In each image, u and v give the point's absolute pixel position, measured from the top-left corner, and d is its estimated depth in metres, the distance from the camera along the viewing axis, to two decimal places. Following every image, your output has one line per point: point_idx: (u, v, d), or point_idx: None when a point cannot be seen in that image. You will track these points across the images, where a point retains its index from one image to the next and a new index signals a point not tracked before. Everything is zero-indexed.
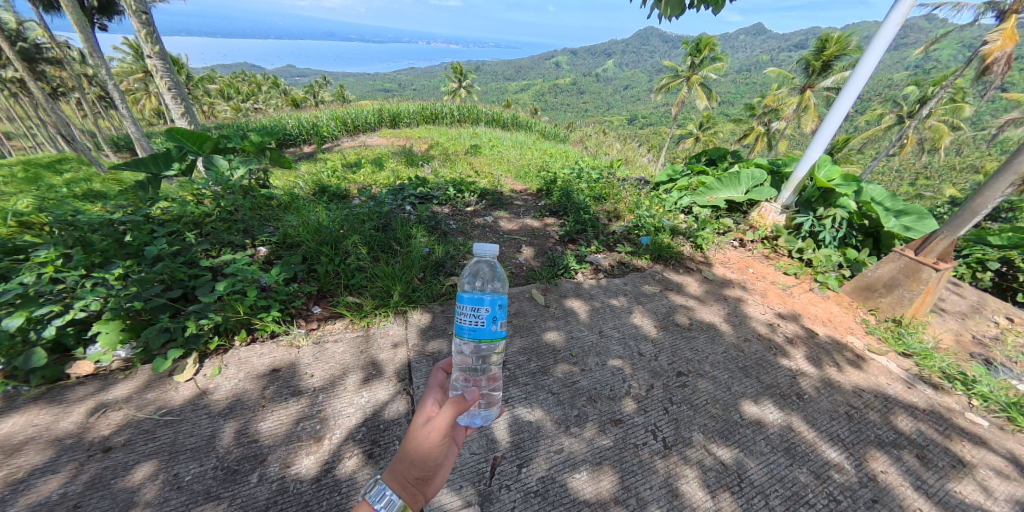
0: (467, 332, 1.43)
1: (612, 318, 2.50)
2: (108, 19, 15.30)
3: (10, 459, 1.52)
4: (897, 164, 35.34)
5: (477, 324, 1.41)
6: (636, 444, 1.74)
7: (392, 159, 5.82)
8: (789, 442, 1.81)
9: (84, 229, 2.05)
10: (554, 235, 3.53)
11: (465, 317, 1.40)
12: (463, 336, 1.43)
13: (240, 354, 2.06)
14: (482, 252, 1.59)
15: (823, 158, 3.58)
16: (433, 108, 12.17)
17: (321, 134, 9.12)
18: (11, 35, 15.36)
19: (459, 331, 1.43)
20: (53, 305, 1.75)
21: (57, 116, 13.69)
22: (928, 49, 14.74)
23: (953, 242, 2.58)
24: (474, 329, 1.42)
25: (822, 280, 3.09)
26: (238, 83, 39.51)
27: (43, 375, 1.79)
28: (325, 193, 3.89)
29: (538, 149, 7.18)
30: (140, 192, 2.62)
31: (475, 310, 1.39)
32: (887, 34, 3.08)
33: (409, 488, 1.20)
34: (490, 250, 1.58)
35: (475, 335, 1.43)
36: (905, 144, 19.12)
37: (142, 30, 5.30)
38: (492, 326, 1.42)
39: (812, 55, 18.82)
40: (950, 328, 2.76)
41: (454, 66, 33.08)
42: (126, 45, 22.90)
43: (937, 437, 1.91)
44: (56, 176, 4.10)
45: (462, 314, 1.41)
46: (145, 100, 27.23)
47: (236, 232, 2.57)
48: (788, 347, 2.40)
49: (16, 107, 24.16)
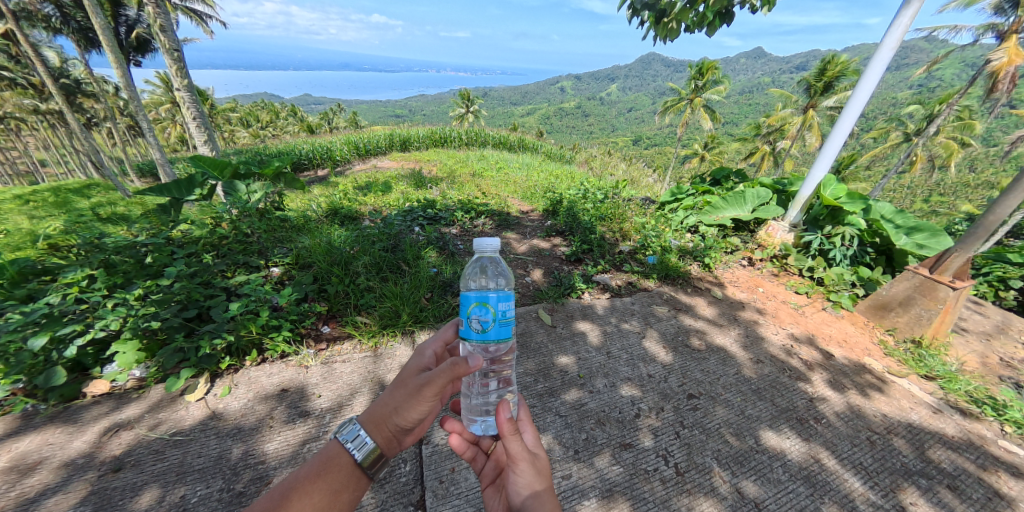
0: (485, 336, 1.40)
1: (620, 339, 2.47)
2: (144, 57, 16.52)
3: (25, 479, 1.54)
4: (909, 181, 34.96)
5: (486, 326, 1.39)
6: (646, 470, 1.69)
7: (402, 182, 5.98)
8: (808, 470, 1.73)
9: (108, 251, 2.15)
10: (561, 255, 3.55)
11: (507, 319, 1.38)
12: (505, 340, 1.41)
13: (251, 374, 2.08)
14: (482, 248, 1.60)
15: (828, 177, 3.57)
16: (442, 132, 12.57)
17: (334, 158, 9.42)
18: (55, 71, 16.60)
19: (494, 336, 1.40)
20: (76, 324, 1.81)
21: (88, 145, 14.50)
22: (931, 68, 14.77)
23: (969, 259, 2.51)
24: (496, 329, 1.39)
25: (835, 299, 3.03)
26: (258, 112, 41.56)
27: (62, 393, 1.85)
28: (337, 214, 4.01)
29: (544, 170, 7.30)
30: (163, 215, 2.75)
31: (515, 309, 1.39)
32: (883, 57, 3.13)
33: (387, 434, 1.28)
34: (491, 246, 1.60)
35: (486, 337, 1.40)
36: (915, 161, 18.92)
37: (173, 66, 5.69)
38: (507, 324, 1.39)
39: (813, 77, 19.04)
40: (975, 350, 2.65)
41: (462, 93, 34.42)
42: (156, 79, 24.40)
43: (968, 467, 1.81)
44: (85, 200, 4.34)
45: (503, 318, 1.38)
46: (171, 129, 28.71)
47: (251, 254, 2.68)
48: (803, 370, 2.33)
49: (51, 137, 25.60)
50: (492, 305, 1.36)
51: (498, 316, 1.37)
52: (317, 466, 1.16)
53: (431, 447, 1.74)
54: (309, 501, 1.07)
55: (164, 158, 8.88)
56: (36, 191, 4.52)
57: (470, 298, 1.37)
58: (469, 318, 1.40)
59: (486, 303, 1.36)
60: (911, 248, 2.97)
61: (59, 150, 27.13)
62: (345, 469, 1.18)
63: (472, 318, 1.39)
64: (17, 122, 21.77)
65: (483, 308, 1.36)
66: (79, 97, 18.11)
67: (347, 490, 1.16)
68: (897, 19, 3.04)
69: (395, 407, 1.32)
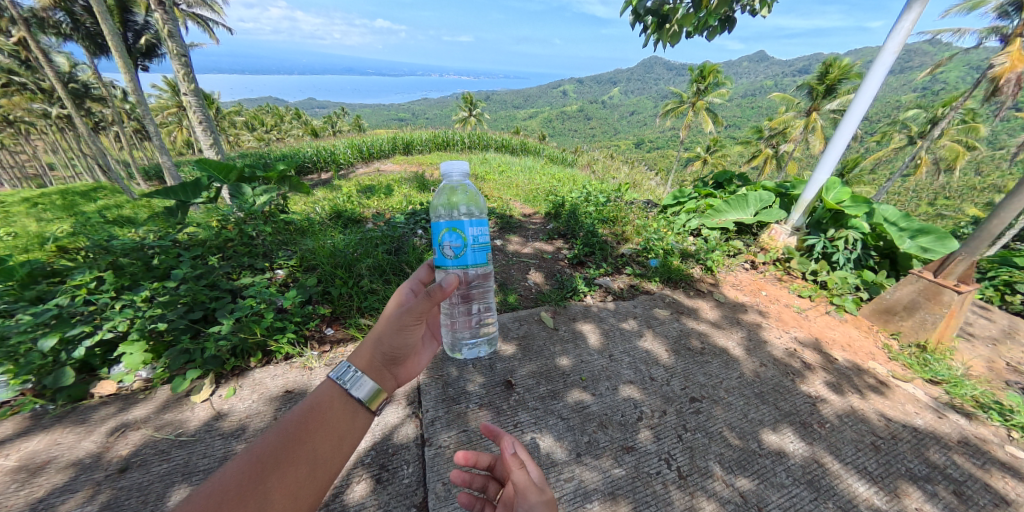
0: (460, 261, 1.58)
1: (622, 342, 2.47)
2: (151, 61, 16.74)
3: (33, 478, 1.56)
4: (914, 184, 34.78)
5: (460, 252, 1.57)
6: (649, 473, 1.69)
7: (405, 184, 6.02)
8: (812, 475, 1.72)
9: (117, 253, 2.18)
10: (563, 257, 3.56)
11: (480, 243, 1.57)
12: (481, 263, 1.60)
13: (255, 376, 2.10)
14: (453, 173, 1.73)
15: (831, 180, 3.57)
16: (445, 136, 12.65)
17: (338, 161, 9.47)
18: (64, 76, 16.87)
19: (469, 260, 1.58)
20: (84, 326, 1.84)
21: (96, 148, 14.69)
22: (934, 71, 14.70)
23: (973, 264, 2.50)
24: (471, 252, 1.57)
25: (839, 302, 3.01)
26: (263, 115, 41.94)
27: (70, 394, 1.88)
28: (341, 217, 4.04)
29: (546, 174, 7.32)
30: (170, 219, 2.79)
31: (486, 234, 1.59)
32: (885, 60, 3.13)
33: (378, 369, 1.38)
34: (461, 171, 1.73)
35: (462, 261, 1.58)
36: (919, 165, 18.79)
37: (181, 71, 5.76)
38: (479, 248, 1.58)
39: (816, 80, 19.04)
40: (981, 354, 2.62)
41: (464, 97, 34.75)
42: (162, 84, 24.73)
43: (974, 471, 1.79)
44: (92, 203, 4.39)
45: (476, 243, 1.57)
46: (176, 132, 28.99)
47: (256, 256, 2.70)
48: (805, 373, 2.32)
49: (59, 140, 25.93)
50: (464, 231, 1.54)
51: (471, 240, 1.55)
52: (312, 404, 1.22)
53: (433, 450, 1.73)
54: (311, 438, 1.14)
55: (170, 162, 8.96)
56: (44, 193, 4.58)
57: (444, 226, 1.53)
58: (444, 246, 1.56)
59: (458, 228, 1.53)
60: (915, 252, 2.98)
61: (67, 153, 27.46)
62: (342, 407, 1.24)
63: (446, 246, 1.56)
64: (26, 125, 22.06)
65: (455, 234, 1.54)
66: (88, 101, 18.36)
67: (348, 425, 1.23)
68: (898, 24, 3.05)
69: (380, 343, 1.44)
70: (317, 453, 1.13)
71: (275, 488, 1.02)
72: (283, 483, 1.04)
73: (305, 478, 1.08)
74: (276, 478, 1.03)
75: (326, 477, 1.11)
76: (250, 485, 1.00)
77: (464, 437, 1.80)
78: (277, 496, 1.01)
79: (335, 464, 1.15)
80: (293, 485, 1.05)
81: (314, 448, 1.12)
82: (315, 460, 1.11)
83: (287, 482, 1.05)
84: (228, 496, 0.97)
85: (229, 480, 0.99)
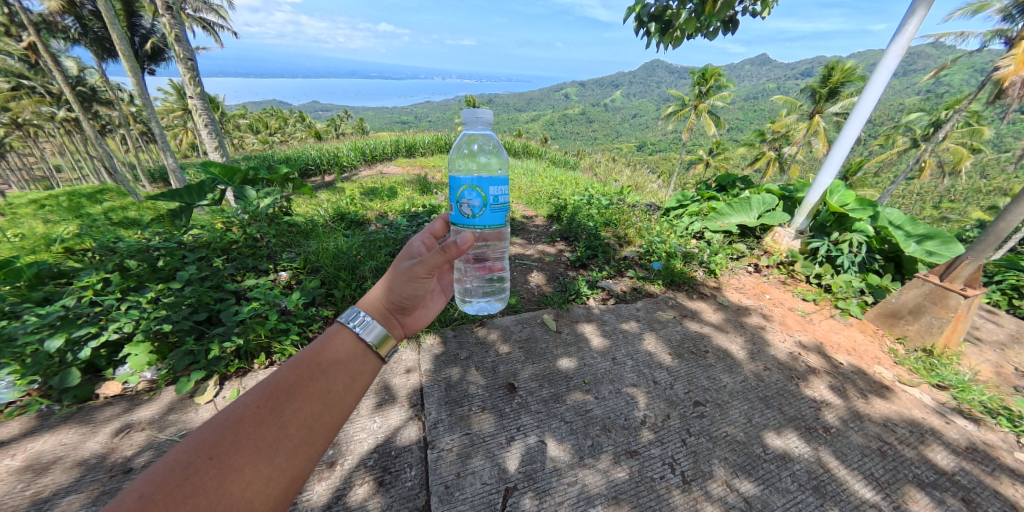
0: (477, 219, 1.61)
1: (625, 345, 2.46)
2: (157, 65, 16.92)
3: (39, 478, 1.57)
4: (918, 187, 34.53)
5: (478, 209, 1.59)
6: (653, 478, 1.67)
7: (408, 187, 6.04)
8: (817, 480, 1.71)
9: (123, 255, 2.22)
10: (565, 260, 3.56)
11: (499, 205, 1.59)
12: (498, 225, 1.62)
13: (259, 377, 2.09)
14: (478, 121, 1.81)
15: (836, 183, 3.54)
16: (448, 139, 12.71)
17: (341, 164, 9.51)
18: (71, 80, 17.06)
19: (486, 221, 1.61)
20: (91, 326, 1.86)
21: (102, 151, 14.83)
22: (938, 74, 14.61)
23: (979, 267, 2.48)
24: (490, 210, 1.60)
25: (843, 306, 2.99)
26: (267, 118, 42.27)
27: (76, 394, 1.89)
28: (344, 219, 4.06)
29: (549, 176, 7.33)
30: (175, 221, 2.82)
31: (506, 196, 1.60)
32: (888, 64, 3.12)
33: (386, 316, 1.43)
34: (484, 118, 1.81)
35: (480, 220, 1.61)
36: (924, 168, 18.67)
37: (187, 74, 5.83)
38: (498, 208, 1.59)
39: (818, 83, 19.00)
40: (988, 360, 2.60)
41: (467, 101, 35.02)
42: (168, 87, 25.00)
43: (983, 478, 1.77)
44: (98, 205, 4.43)
45: (495, 203, 1.59)
46: (181, 135, 29.23)
47: (260, 258, 2.72)
48: (810, 377, 2.30)
49: (67, 143, 26.20)
50: (484, 189, 1.56)
51: (492, 198, 1.57)
52: (323, 345, 1.23)
53: (436, 453, 1.73)
54: (323, 377, 1.16)
55: (175, 165, 9.02)
56: (52, 196, 4.62)
57: (465, 180, 1.55)
58: (463, 201, 1.59)
59: (479, 187, 1.55)
60: (920, 255, 2.98)
61: (74, 156, 27.78)
62: (352, 350, 1.25)
63: (464, 203, 1.60)
64: (35, 128, 22.33)
65: (475, 192, 1.56)
66: (95, 104, 18.56)
67: (359, 367, 1.25)
68: (903, 27, 3.05)
69: (391, 292, 1.49)
70: (329, 392, 1.15)
71: (289, 421, 1.04)
72: (297, 418, 1.05)
73: (318, 414, 1.10)
74: (290, 412, 1.05)
75: (339, 415, 1.14)
76: (264, 417, 1.01)
77: (467, 440, 1.79)
78: (292, 429, 1.03)
79: (347, 403, 1.17)
80: (307, 420, 1.07)
81: (325, 387, 1.14)
82: (327, 398, 1.13)
83: (301, 417, 1.06)
84: (245, 426, 0.98)
85: (244, 412, 1.01)
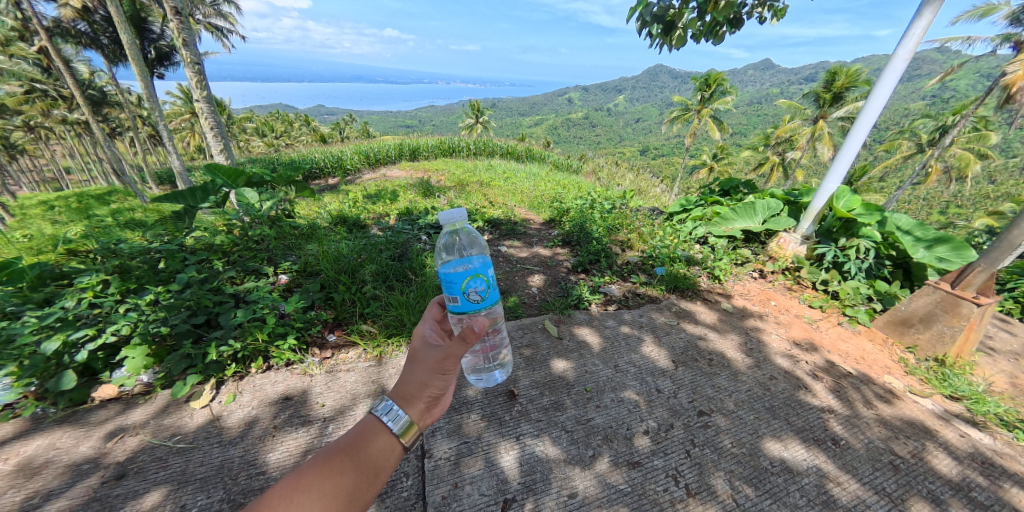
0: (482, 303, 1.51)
1: (627, 352, 2.42)
2: (168, 68, 17.16)
3: (29, 483, 1.55)
4: (926, 193, 34.18)
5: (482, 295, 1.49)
6: (655, 490, 1.62)
7: (411, 190, 6.05)
8: (827, 494, 1.65)
9: (124, 257, 2.21)
10: (567, 265, 3.52)
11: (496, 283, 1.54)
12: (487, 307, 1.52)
13: (255, 381, 2.07)
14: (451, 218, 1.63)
15: (842, 188, 3.46)
16: (451, 143, 12.77)
17: (344, 166, 9.54)
18: (83, 83, 17.30)
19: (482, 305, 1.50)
20: (88, 329, 1.85)
21: (111, 153, 14.98)
22: (944, 79, 14.49)
23: (993, 274, 2.42)
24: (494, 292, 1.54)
25: (851, 313, 2.91)
26: (274, 122, 42.81)
27: (71, 397, 1.87)
28: (346, 222, 4.05)
29: (552, 180, 7.29)
30: (177, 222, 2.83)
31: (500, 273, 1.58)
32: (895, 68, 3.07)
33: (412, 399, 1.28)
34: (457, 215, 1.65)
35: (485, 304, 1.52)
36: (930, 173, 18.47)
37: (194, 78, 5.87)
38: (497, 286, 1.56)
39: (822, 87, 18.98)
40: (1003, 370, 2.52)
41: (471, 105, 35.32)
42: (178, 91, 25.39)
43: (1000, 494, 1.70)
44: (104, 206, 4.45)
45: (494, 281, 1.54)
46: (189, 138, 29.61)
47: (260, 260, 2.70)
48: (818, 386, 2.23)
49: (77, 145, 26.54)
50: (486, 273, 1.48)
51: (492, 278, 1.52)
52: (356, 432, 1.13)
53: (433, 462, 1.69)
54: (350, 470, 1.05)
55: (182, 167, 9.09)
56: (61, 196, 4.67)
57: (473, 271, 1.44)
58: (465, 292, 1.46)
59: (482, 273, 1.46)
60: (929, 261, 2.88)
61: (83, 158, 28.14)
62: (381, 439, 1.14)
63: (468, 291, 1.46)
64: (44, 131, 22.57)
65: (479, 279, 1.46)
66: (106, 108, 18.86)
67: (386, 457, 1.13)
68: (909, 31, 3.00)
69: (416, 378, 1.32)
70: (354, 485, 1.04)
71: None
72: None
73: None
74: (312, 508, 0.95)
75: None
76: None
77: (464, 448, 1.75)
78: None
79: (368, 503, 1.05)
80: None
81: (348, 482, 1.03)
82: (352, 490, 1.03)
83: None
84: None
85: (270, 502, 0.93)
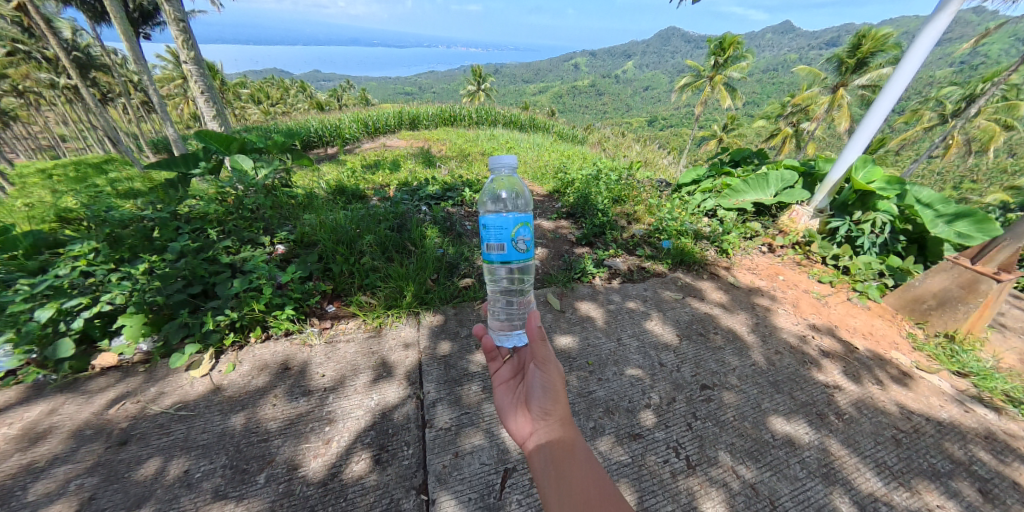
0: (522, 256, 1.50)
1: (631, 326, 2.39)
2: (155, 28, 16.32)
3: (35, 447, 1.57)
4: (941, 168, 33.23)
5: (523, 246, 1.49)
6: (656, 461, 1.63)
7: (411, 160, 5.88)
8: (828, 468, 1.65)
9: (116, 224, 2.15)
10: (571, 237, 3.44)
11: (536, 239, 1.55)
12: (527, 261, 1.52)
13: (255, 351, 2.06)
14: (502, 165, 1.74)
15: (863, 159, 3.31)
16: (452, 111, 12.32)
17: (343, 135, 9.26)
18: (67, 45, 16.54)
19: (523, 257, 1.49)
20: (81, 297, 1.82)
21: (103, 120, 14.54)
22: (978, 43, 13.64)
23: (1017, 251, 2.35)
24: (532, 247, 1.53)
25: (861, 289, 2.84)
26: (270, 89, 41.41)
27: (71, 365, 1.87)
28: (344, 193, 3.94)
29: (556, 151, 7.05)
30: (171, 189, 2.75)
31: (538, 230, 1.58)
32: (936, 27, 2.80)
33: None
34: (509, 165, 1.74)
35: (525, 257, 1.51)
36: (950, 146, 17.79)
37: (180, 38, 5.56)
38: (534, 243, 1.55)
39: (846, 53, 17.98)
40: (1013, 347, 2.49)
41: (473, 72, 33.88)
42: (168, 54, 24.36)
43: (1001, 469, 1.70)
44: (103, 175, 4.36)
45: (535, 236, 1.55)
46: (183, 105, 28.77)
47: (256, 230, 2.61)
48: (824, 362, 2.21)
49: (69, 112, 25.83)
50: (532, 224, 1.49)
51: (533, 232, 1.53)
52: None
53: (434, 432, 1.70)
54: None
55: (176, 135, 8.83)
56: (55, 165, 4.57)
57: (525, 218, 1.44)
58: (511, 240, 1.45)
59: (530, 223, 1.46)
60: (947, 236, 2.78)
61: (76, 125, 27.44)
62: None
63: (516, 240, 1.46)
64: (33, 96, 21.94)
65: (527, 229, 1.46)
66: (94, 71, 18.15)
67: None
68: None
69: None
70: None
71: None
72: None
73: None
74: None
75: None
76: None
77: (465, 419, 1.75)
78: None
79: None
80: None
81: None
82: None
83: None
84: None
85: None
